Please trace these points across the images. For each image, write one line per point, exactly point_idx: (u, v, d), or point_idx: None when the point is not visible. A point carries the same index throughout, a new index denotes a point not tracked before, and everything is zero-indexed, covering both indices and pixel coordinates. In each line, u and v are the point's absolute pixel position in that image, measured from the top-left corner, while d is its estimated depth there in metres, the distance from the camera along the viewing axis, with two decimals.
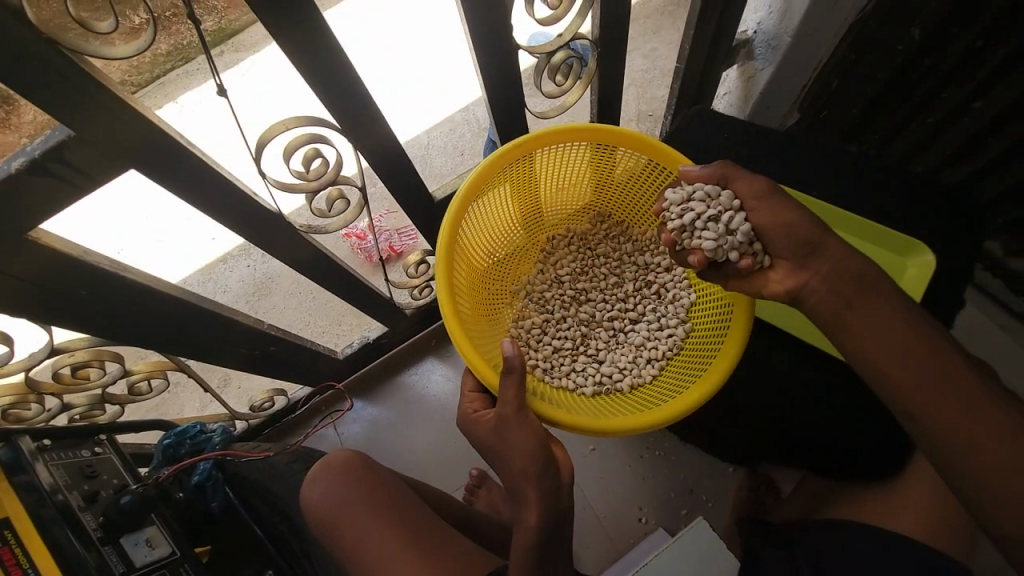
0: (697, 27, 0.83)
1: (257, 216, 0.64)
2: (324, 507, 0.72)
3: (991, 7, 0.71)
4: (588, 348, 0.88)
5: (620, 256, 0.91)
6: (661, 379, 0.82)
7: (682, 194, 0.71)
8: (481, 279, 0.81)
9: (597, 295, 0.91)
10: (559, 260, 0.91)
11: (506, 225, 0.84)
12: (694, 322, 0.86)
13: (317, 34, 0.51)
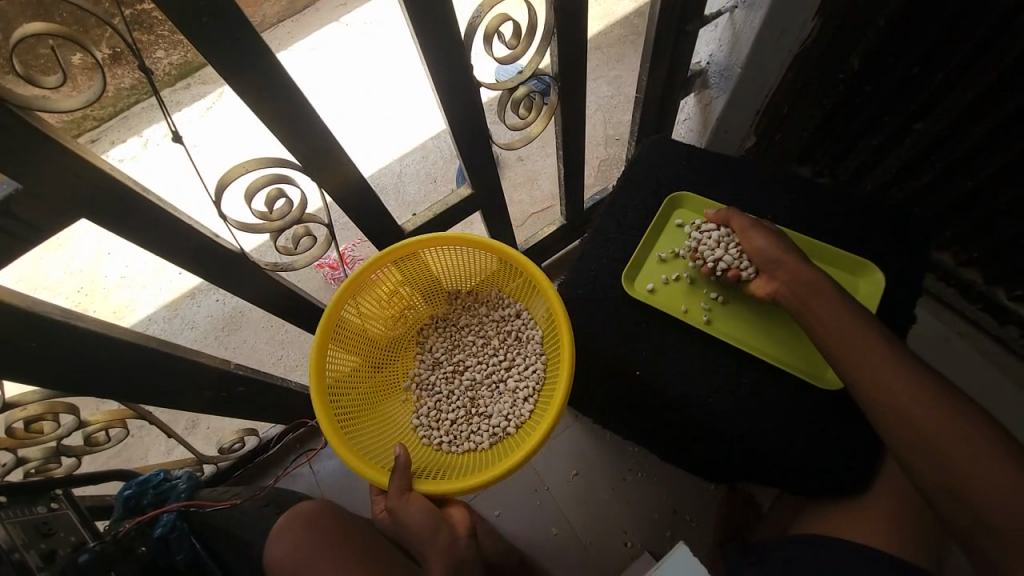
0: (653, 58, 0.87)
1: (219, 257, 0.63)
2: (287, 561, 0.73)
3: (923, 39, 0.76)
4: (478, 407, 0.92)
5: (479, 319, 0.95)
6: (536, 414, 0.87)
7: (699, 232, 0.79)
8: (361, 379, 0.84)
9: (474, 359, 0.95)
10: (433, 343, 0.95)
11: (375, 326, 0.88)
12: (546, 352, 0.90)
13: (275, 79, 0.50)
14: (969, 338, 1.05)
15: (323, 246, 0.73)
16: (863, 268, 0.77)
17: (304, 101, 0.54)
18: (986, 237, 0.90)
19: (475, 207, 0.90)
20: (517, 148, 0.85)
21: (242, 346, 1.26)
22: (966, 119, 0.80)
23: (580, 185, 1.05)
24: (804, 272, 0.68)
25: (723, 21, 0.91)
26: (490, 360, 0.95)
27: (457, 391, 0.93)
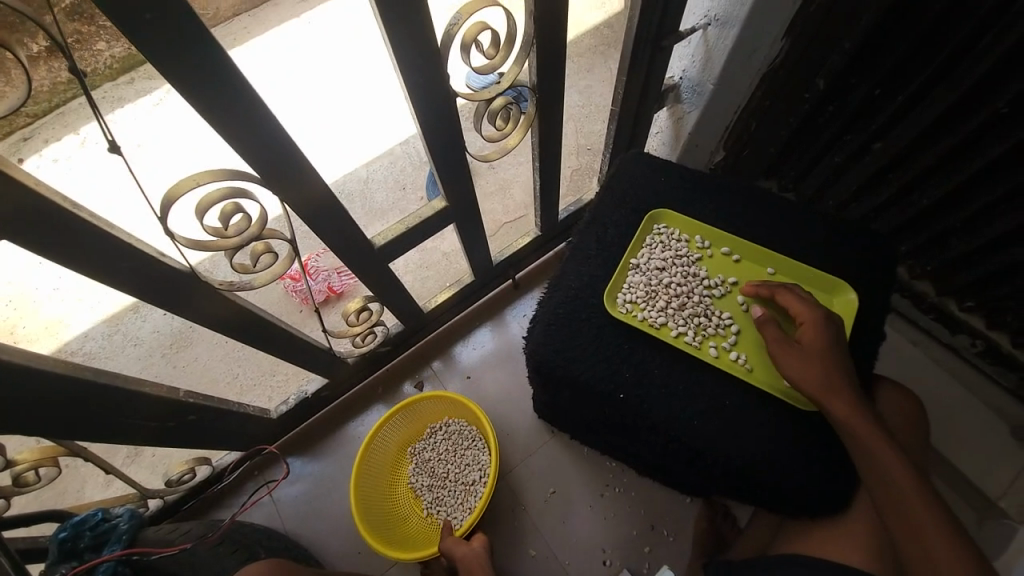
0: (629, 73, 0.87)
1: (166, 278, 0.57)
2: None
3: (884, 63, 0.80)
4: (468, 482, 1.04)
5: (427, 439, 1.07)
6: (490, 456, 1.01)
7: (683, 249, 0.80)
8: (392, 534, 0.97)
9: (446, 464, 1.05)
10: (416, 474, 1.06)
11: (368, 497, 0.99)
12: (469, 419, 1.04)
13: (233, 88, 0.46)
14: (923, 347, 1.09)
15: (285, 264, 0.68)
16: (837, 288, 0.76)
17: (268, 112, 0.50)
18: (939, 252, 0.95)
19: (449, 220, 0.86)
20: (493, 161, 0.83)
21: (193, 364, 1.17)
22: (921, 141, 0.85)
23: (555, 196, 1.03)
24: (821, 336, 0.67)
25: (694, 39, 0.90)
26: (454, 455, 1.06)
27: (451, 486, 1.04)
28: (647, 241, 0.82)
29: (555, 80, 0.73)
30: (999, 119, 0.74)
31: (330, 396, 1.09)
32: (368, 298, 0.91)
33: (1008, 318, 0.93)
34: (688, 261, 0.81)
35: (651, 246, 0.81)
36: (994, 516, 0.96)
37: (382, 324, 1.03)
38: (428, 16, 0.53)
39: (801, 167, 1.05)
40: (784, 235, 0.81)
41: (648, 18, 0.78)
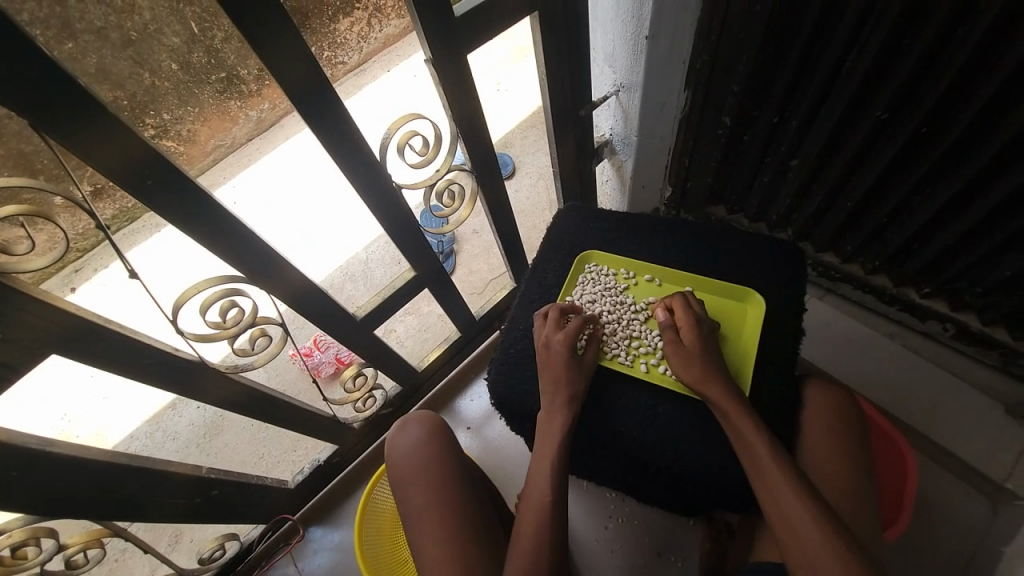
0: (559, 141, 1.01)
1: (181, 369, 0.70)
2: (405, 456, 0.82)
3: (773, 95, 0.91)
4: None
5: None
6: None
7: (608, 283, 0.91)
8: None
9: None
10: None
11: (374, 550, 1.04)
12: None
13: (216, 216, 0.59)
14: (900, 339, 1.11)
15: (280, 343, 0.80)
16: (745, 293, 0.85)
17: (245, 226, 0.63)
18: (879, 248, 1.00)
19: (422, 286, 0.99)
20: (450, 232, 0.99)
21: (223, 449, 1.29)
22: (828, 154, 0.93)
23: (520, 250, 1.16)
24: (696, 344, 0.76)
25: (611, 103, 1.04)
26: None
27: None
28: (579, 280, 0.91)
29: (487, 159, 0.88)
30: (884, 125, 0.81)
31: (342, 462, 1.18)
32: (362, 364, 1.02)
33: (964, 298, 0.96)
34: (616, 291, 0.90)
35: (583, 283, 0.91)
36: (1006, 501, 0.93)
37: (381, 387, 1.14)
38: (360, 135, 0.67)
39: (739, 190, 1.15)
40: (714, 255, 0.89)
41: (560, 95, 0.92)
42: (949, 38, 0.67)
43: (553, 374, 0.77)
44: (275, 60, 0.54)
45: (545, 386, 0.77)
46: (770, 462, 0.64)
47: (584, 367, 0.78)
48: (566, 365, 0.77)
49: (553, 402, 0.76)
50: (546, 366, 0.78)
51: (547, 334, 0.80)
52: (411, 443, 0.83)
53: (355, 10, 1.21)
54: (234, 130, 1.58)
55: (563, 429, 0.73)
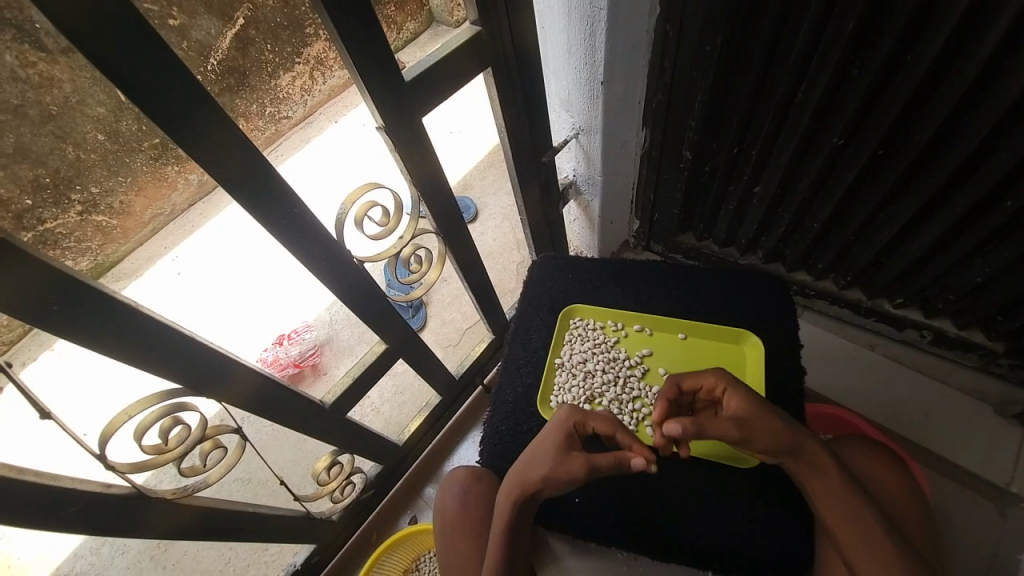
0: (525, 190, 0.98)
1: (114, 507, 0.59)
2: (454, 513, 0.79)
3: (731, 129, 0.91)
4: None
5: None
6: None
7: (599, 340, 0.91)
8: None
9: None
10: None
11: None
12: None
13: (145, 329, 0.51)
14: (881, 349, 1.13)
15: (236, 453, 0.73)
16: (741, 335, 0.86)
17: (182, 331, 0.54)
18: (848, 264, 1.02)
19: (394, 358, 0.91)
20: (419, 298, 0.92)
21: (181, 560, 1.13)
22: (789, 181, 0.94)
23: (496, 302, 1.10)
24: (750, 411, 0.65)
25: (572, 146, 1.03)
26: None
27: None
28: (567, 338, 0.92)
29: (455, 219, 0.84)
30: (842, 150, 0.82)
31: (322, 561, 1.06)
32: (336, 452, 0.92)
33: (937, 306, 0.98)
34: (607, 347, 0.90)
35: (571, 341, 0.92)
36: (1013, 504, 0.94)
37: (359, 471, 1.03)
38: (309, 210, 0.61)
39: (706, 218, 1.15)
40: (695, 296, 0.90)
41: (521, 145, 0.89)
42: (896, 69, 0.68)
43: (523, 464, 0.69)
44: (205, 150, 0.49)
45: (512, 474, 0.69)
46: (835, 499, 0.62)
47: (569, 474, 0.65)
48: (537, 462, 0.67)
49: (510, 491, 0.68)
50: (526, 457, 0.69)
51: (562, 424, 0.70)
52: (468, 514, 0.78)
53: (298, 66, 1.04)
54: (173, 196, 1.48)
55: (502, 527, 0.68)
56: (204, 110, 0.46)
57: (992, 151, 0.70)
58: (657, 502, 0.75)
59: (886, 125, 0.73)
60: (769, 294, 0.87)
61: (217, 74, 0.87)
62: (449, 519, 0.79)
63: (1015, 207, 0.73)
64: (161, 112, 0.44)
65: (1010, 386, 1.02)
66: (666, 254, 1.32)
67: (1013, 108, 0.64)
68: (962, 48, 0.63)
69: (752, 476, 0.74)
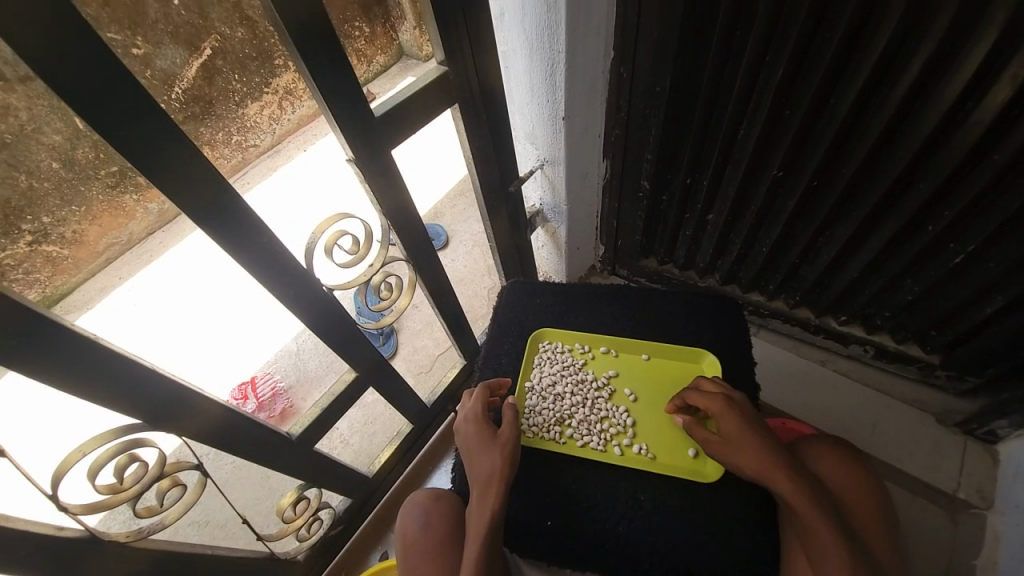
0: (494, 219, 1.01)
1: (63, 553, 0.55)
2: (415, 536, 0.80)
3: (683, 162, 0.99)
4: None
5: None
6: None
7: (567, 362, 0.93)
8: None
9: None
10: None
11: None
12: None
13: (102, 361, 0.49)
14: (831, 364, 1.20)
15: (197, 490, 0.69)
16: (701, 354, 0.90)
17: (141, 363, 0.53)
18: (796, 284, 1.09)
19: (364, 386, 0.90)
20: (389, 325, 0.94)
21: None
22: (738, 210, 1.01)
23: (466, 326, 1.11)
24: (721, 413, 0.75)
25: (538, 177, 1.08)
26: None
27: None
28: (536, 361, 0.93)
29: (424, 246, 0.85)
30: (782, 181, 0.90)
31: None
32: (302, 487, 0.89)
33: (876, 322, 1.06)
34: (575, 369, 0.92)
35: (540, 364, 0.93)
36: (959, 508, 1.00)
37: (327, 506, 1.00)
38: (276, 238, 0.61)
39: (666, 242, 1.21)
40: (659, 318, 0.95)
41: (488, 175, 0.93)
42: (823, 109, 0.77)
43: (474, 471, 0.74)
44: (167, 177, 0.49)
45: (476, 484, 0.73)
46: (809, 511, 0.63)
47: (504, 447, 0.74)
48: (487, 455, 0.74)
49: (481, 500, 0.71)
50: (472, 464, 0.75)
51: (471, 421, 0.78)
52: (429, 536, 0.79)
53: (265, 95, 1.04)
54: (131, 225, 1.40)
55: (481, 537, 0.68)
56: (170, 143, 0.47)
57: (910, 182, 0.79)
58: (629, 522, 0.75)
59: (817, 159, 0.82)
60: (725, 315, 0.93)
61: (182, 101, 0.91)
62: (411, 544, 0.80)
63: (934, 232, 0.82)
64: (127, 143, 0.45)
65: (948, 397, 1.10)
66: (631, 277, 1.38)
67: (925, 144, 0.73)
68: (876, 94, 0.71)
69: (718, 492, 0.77)
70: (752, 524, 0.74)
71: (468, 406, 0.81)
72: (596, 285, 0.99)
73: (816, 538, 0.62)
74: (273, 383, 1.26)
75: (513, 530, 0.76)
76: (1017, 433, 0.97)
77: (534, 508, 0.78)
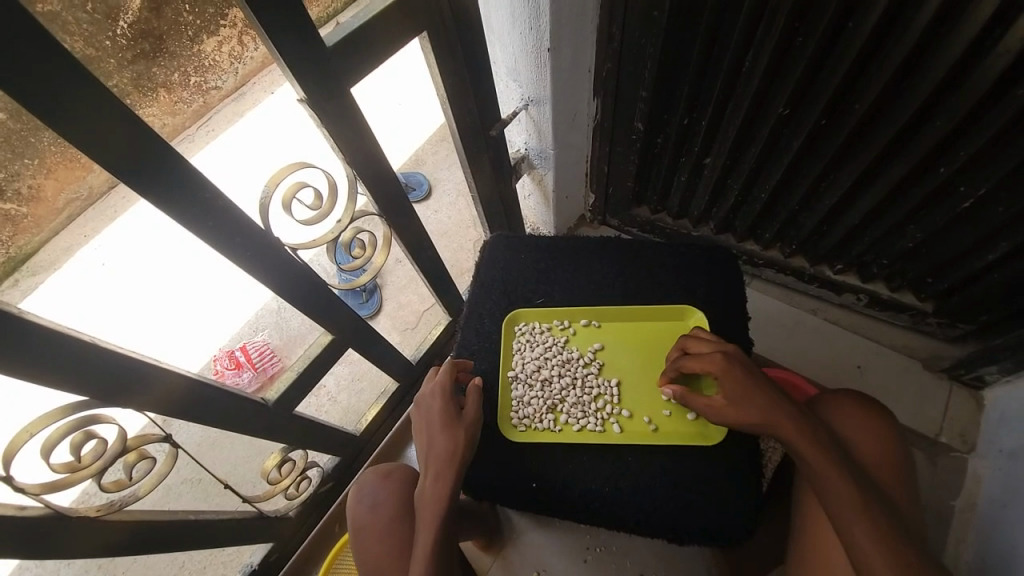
0: (475, 167, 0.94)
1: (27, 532, 0.53)
2: (366, 514, 0.79)
3: (679, 100, 0.90)
4: None
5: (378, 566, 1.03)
6: None
7: (547, 341, 0.88)
8: None
9: None
10: None
11: None
12: None
13: (35, 342, 0.45)
14: (823, 313, 1.18)
15: (168, 461, 0.67)
16: (686, 312, 0.87)
17: (83, 339, 0.48)
18: (794, 233, 1.04)
19: (344, 347, 0.86)
20: (365, 284, 0.87)
21: (130, 569, 1.08)
22: (738, 153, 0.94)
23: (449, 282, 1.06)
24: (721, 364, 0.72)
25: (522, 118, 0.99)
26: None
27: None
28: (515, 347, 0.88)
29: (396, 199, 0.78)
30: (787, 120, 0.82)
31: (282, 557, 1.03)
32: (287, 450, 0.88)
33: (873, 270, 1.03)
34: (558, 348, 0.88)
35: (520, 349, 0.88)
36: (940, 452, 1.02)
37: (315, 465, 1.00)
38: (225, 196, 0.54)
39: (659, 189, 1.14)
40: (649, 272, 0.90)
41: (466, 118, 0.84)
42: (838, 34, 0.68)
43: (432, 449, 0.71)
44: (78, 129, 0.41)
45: (427, 463, 0.71)
46: (830, 470, 0.63)
47: (467, 429, 0.73)
48: (443, 433, 0.72)
49: (434, 479, 0.69)
50: (428, 443, 0.72)
51: (426, 401, 0.75)
52: (379, 513, 0.79)
53: (223, 30, 0.86)
54: (89, 176, 1.28)
55: (435, 517, 0.66)
56: (79, 84, 0.40)
57: (926, 120, 0.72)
58: (616, 479, 0.75)
59: (827, 94, 0.74)
60: (719, 267, 0.89)
61: (126, 39, 0.75)
62: (364, 522, 0.79)
63: (947, 174, 0.76)
64: (16, 81, 0.37)
65: (938, 343, 1.09)
66: (622, 228, 1.32)
67: (948, 75, 0.66)
68: (902, 14, 0.63)
69: (706, 448, 0.76)
70: (738, 480, 0.73)
71: (433, 381, 0.77)
72: (585, 238, 0.94)
73: (821, 468, 0.63)
74: (259, 347, 1.20)
75: (503, 490, 0.76)
76: (1003, 379, 0.97)
77: (520, 465, 0.77)
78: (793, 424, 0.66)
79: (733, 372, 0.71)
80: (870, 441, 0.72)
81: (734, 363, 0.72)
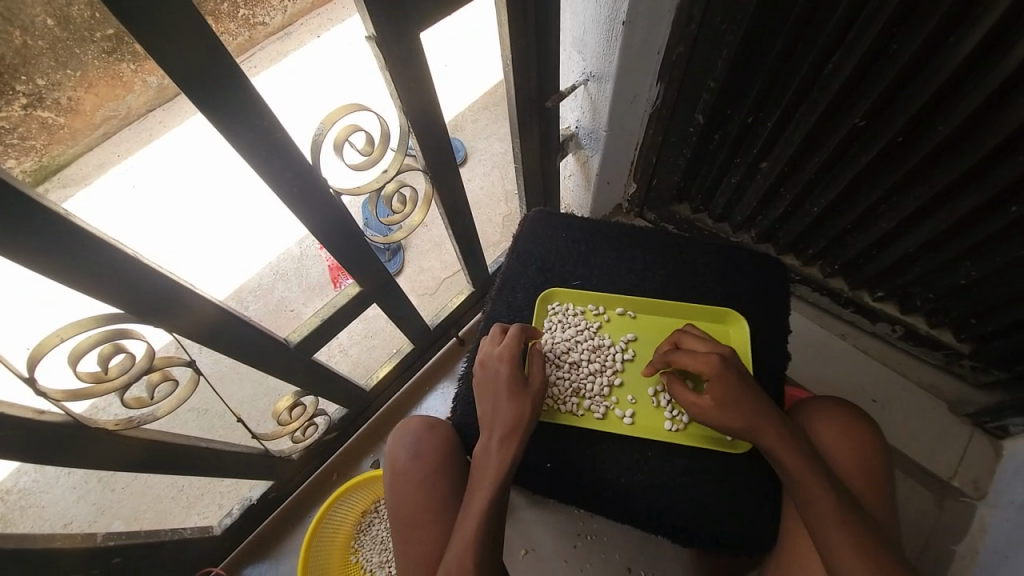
0: (524, 138, 0.91)
1: (48, 436, 0.54)
2: (405, 461, 0.80)
3: (747, 99, 0.86)
4: None
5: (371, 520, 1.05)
6: None
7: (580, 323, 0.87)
8: None
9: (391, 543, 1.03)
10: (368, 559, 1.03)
11: None
12: None
13: (77, 249, 0.44)
14: (852, 339, 1.16)
15: (189, 386, 0.67)
16: (727, 316, 0.85)
17: (126, 251, 0.48)
18: (840, 252, 1.00)
19: (369, 301, 0.85)
20: (398, 241, 0.86)
21: (130, 486, 1.11)
22: (799, 160, 0.90)
23: (479, 252, 1.04)
24: (711, 368, 0.70)
25: (579, 94, 0.95)
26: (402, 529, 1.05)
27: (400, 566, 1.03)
28: (546, 325, 0.86)
29: (445, 156, 0.76)
30: (860, 134, 0.78)
31: (280, 496, 1.05)
32: (300, 394, 0.88)
33: (915, 303, 0.99)
34: (589, 332, 0.86)
35: (552, 328, 0.86)
36: (950, 495, 1.01)
37: (323, 414, 1.00)
38: (282, 127, 0.52)
39: (706, 188, 1.10)
40: (689, 271, 0.88)
41: (525, 85, 0.81)
42: (936, 49, 0.64)
43: (496, 415, 0.71)
44: (149, 32, 0.39)
45: (490, 427, 0.71)
46: (811, 479, 0.63)
47: (532, 401, 0.72)
48: (510, 401, 0.71)
49: (497, 443, 0.69)
50: (494, 406, 0.72)
51: (490, 364, 0.74)
52: (419, 464, 0.79)
53: None
54: (130, 97, 1.27)
55: (496, 478, 0.67)
56: None
57: (1008, 155, 0.68)
58: (626, 473, 0.75)
59: (910, 112, 0.70)
60: (761, 275, 0.86)
61: None
62: (400, 468, 0.79)
63: (1017, 214, 0.72)
64: None
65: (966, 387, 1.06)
66: (658, 222, 1.29)
67: None
68: (1009, 37, 0.59)
69: (721, 457, 0.75)
70: (749, 492, 0.73)
71: (501, 346, 0.75)
72: (625, 228, 0.91)
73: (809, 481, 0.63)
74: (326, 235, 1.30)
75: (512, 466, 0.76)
76: None
77: (532, 446, 0.77)
78: (784, 437, 0.65)
79: (724, 379, 0.69)
80: (850, 449, 0.71)
81: (737, 367, 0.71)
